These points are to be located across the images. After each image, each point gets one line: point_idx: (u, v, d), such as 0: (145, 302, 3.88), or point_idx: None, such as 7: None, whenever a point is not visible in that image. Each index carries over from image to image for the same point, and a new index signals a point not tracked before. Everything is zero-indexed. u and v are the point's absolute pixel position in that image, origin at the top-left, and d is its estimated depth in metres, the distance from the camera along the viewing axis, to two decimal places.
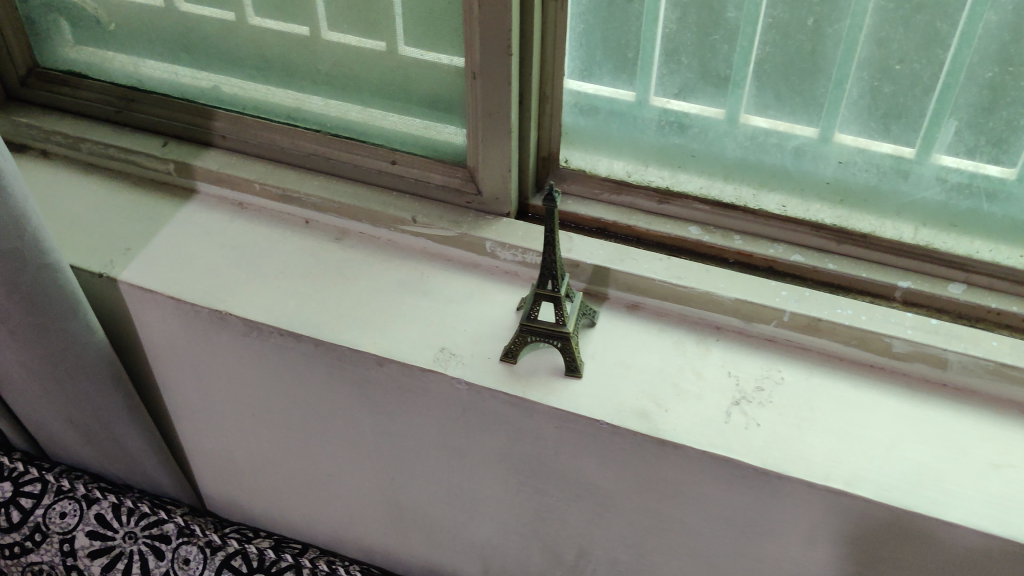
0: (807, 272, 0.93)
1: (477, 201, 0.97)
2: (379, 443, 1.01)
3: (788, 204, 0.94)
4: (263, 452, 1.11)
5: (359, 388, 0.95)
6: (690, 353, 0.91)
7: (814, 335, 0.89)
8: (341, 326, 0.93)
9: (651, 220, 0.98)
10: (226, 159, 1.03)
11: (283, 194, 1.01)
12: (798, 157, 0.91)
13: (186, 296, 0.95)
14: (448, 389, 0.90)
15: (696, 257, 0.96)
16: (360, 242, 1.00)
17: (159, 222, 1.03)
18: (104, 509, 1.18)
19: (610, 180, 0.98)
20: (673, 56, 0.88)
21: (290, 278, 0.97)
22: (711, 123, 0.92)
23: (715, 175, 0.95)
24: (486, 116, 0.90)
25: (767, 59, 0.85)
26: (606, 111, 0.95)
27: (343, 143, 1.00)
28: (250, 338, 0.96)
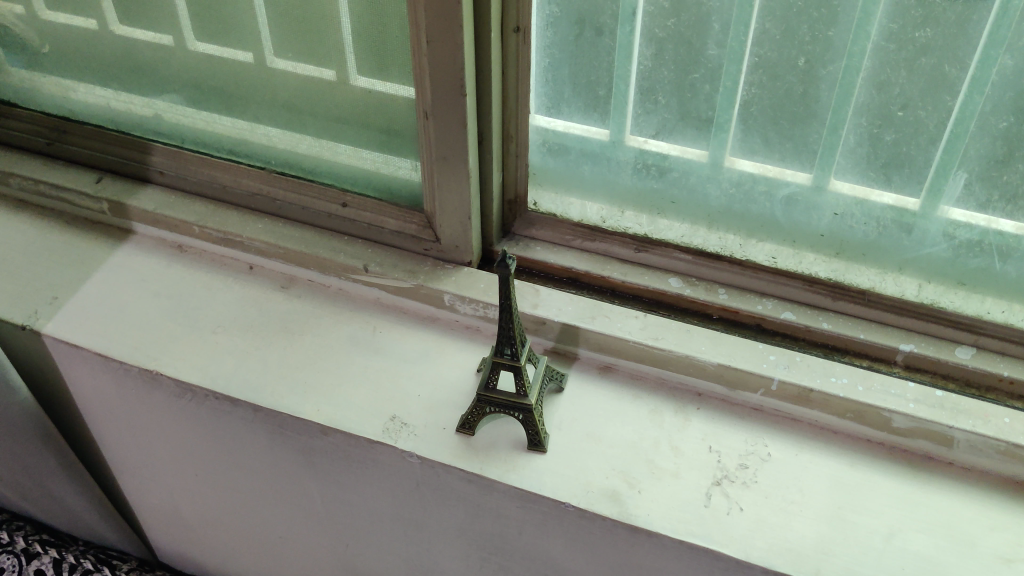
0: (799, 332, 0.84)
1: (435, 248, 0.88)
2: (331, 510, 0.93)
3: (778, 256, 0.85)
4: (211, 510, 1.03)
5: (304, 455, 0.87)
6: (667, 424, 0.82)
7: (805, 406, 0.80)
8: (283, 390, 0.84)
9: (628, 270, 0.89)
10: (164, 198, 0.95)
11: (226, 237, 0.92)
12: (789, 207, 0.81)
13: (114, 353, 0.87)
14: (399, 462, 0.81)
15: (676, 313, 0.87)
16: (308, 291, 0.91)
17: (90, 267, 0.94)
18: (44, 564, 1.09)
19: (583, 226, 0.89)
20: (649, 96, 0.79)
21: (230, 333, 0.88)
22: (692, 168, 0.82)
23: (698, 222, 0.86)
24: (441, 160, 0.81)
25: (753, 101, 0.75)
26: (577, 152, 0.86)
27: (290, 182, 0.91)
28: (184, 399, 0.87)
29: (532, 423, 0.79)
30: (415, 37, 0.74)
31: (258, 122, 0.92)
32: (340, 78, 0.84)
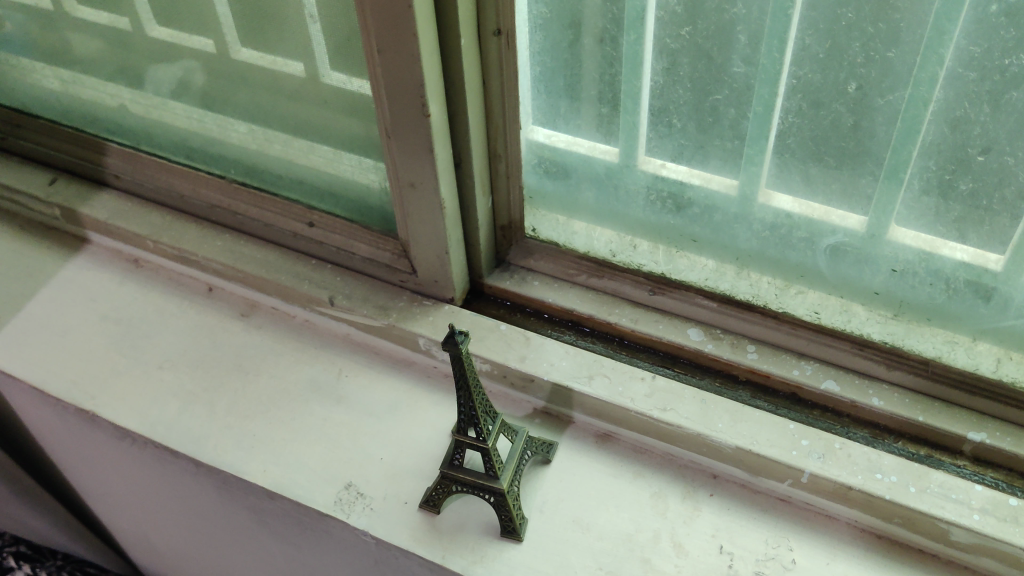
0: (842, 406, 0.69)
1: (412, 281, 0.75)
2: (294, 567, 0.82)
3: (821, 310, 0.69)
4: (179, 544, 0.94)
5: (255, 515, 0.76)
6: (671, 513, 0.67)
7: (842, 503, 0.65)
8: (228, 444, 0.73)
9: (639, 315, 0.74)
10: (119, 205, 0.84)
11: (182, 255, 0.81)
12: (836, 258, 0.66)
13: (50, 388, 0.77)
14: (353, 537, 0.70)
15: (695, 371, 0.73)
16: (271, 321, 0.80)
17: (37, 281, 0.84)
18: None
19: (589, 259, 0.75)
20: (662, 117, 0.64)
21: (177, 369, 0.77)
22: (717, 203, 0.67)
23: (726, 264, 0.71)
24: (409, 186, 0.67)
25: (791, 131, 0.60)
26: (580, 176, 0.71)
27: (252, 195, 0.79)
28: (126, 443, 0.77)
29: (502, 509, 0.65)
30: (366, 43, 0.60)
31: (227, 119, 0.78)
32: (312, 74, 0.69)
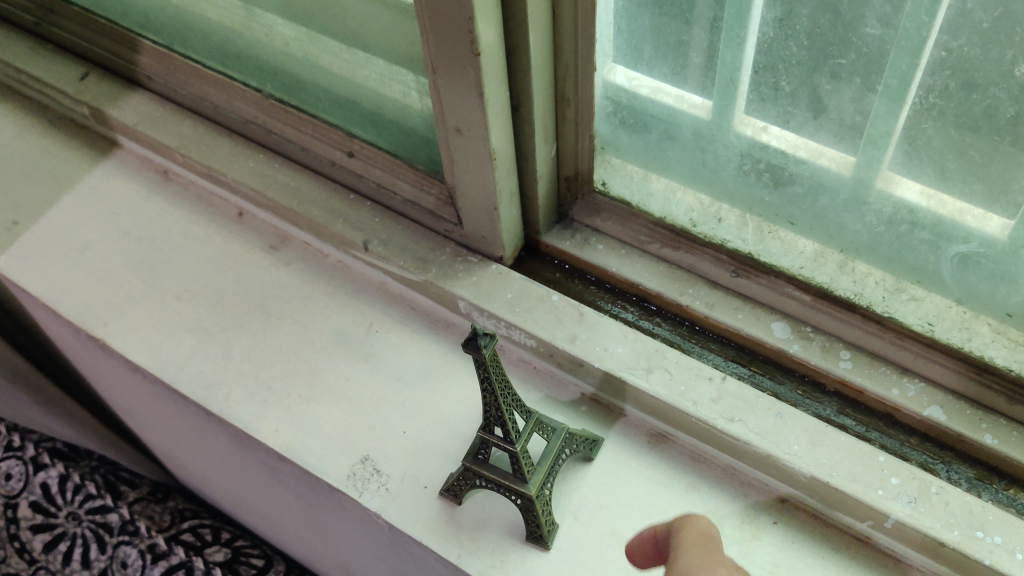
0: (945, 437, 0.57)
1: (457, 233, 0.66)
2: (312, 520, 0.76)
3: (936, 322, 0.57)
4: (205, 469, 0.89)
5: (269, 469, 0.69)
6: (725, 538, 0.58)
7: (931, 556, 0.55)
8: (240, 395, 0.66)
9: (715, 299, 0.63)
10: (149, 109, 0.75)
11: (212, 174, 0.73)
12: (965, 267, 0.53)
13: (61, 308, 0.70)
14: (365, 515, 0.63)
15: (774, 372, 0.62)
16: (301, 258, 0.71)
17: (62, 185, 0.77)
18: (51, 479, 1.00)
19: (664, 227, 0.64)
20: (767, 77, 0.51)
21: (196, 302, 0.70)
22: (825, 183, 0.55)
23: (827, 252, 0.59)
24: (455, 131, 0.57)
25: (930, 112, 0.47)
26: (661, 131, 0.59)
27: (288, 114, 0.69)
28: (138, 376, 0.71)
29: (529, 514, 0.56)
30: None
31: (263, 17, 0.65)
32: None
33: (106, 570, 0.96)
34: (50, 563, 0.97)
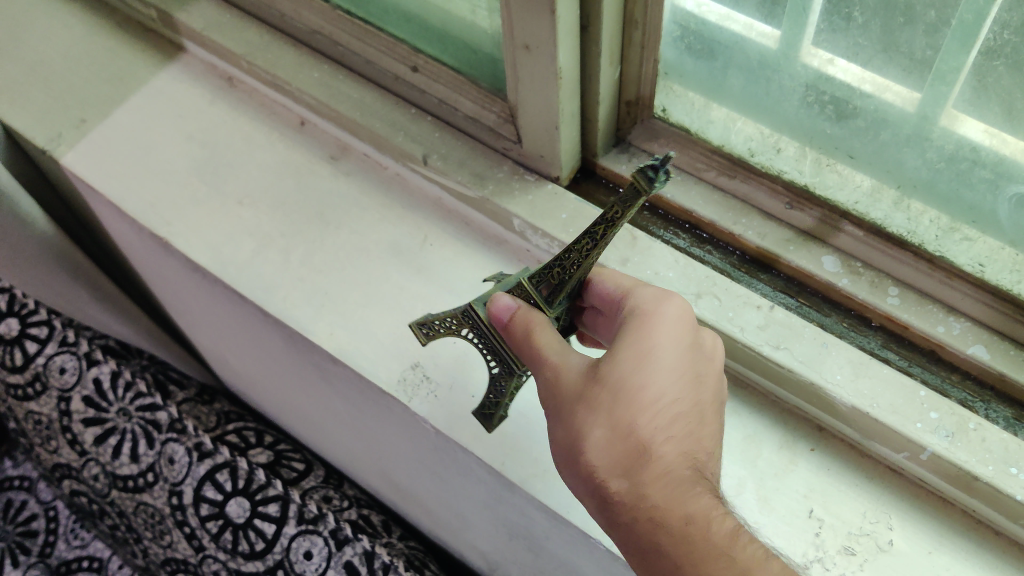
0: (987, 376, 0.58)
1: (516, 151, 0.67)
2: (358, 425, 0.79)
3: (988, 263, 0.57)
4: (253, 373, 0.92)
5: (320, 372, 0.72)
6: (762, 462, 0.60)
7: (963, 490, 0.56)
8: (297, 299, 0.68)
9: (768, 230, 0.64)
10: (216, 15, 0.76)
11: (276, 83, 0.74)
12: (1023, 208, 0.53)
13: (126, 207, 0.73)
14: (413, 420, 0.65)
15: (822, 304, 0.63)
16: (361, 169, 0.73)
17: (128, 87, 0.79)
18: (103, 374, 1.04)
19: (723, 155, 0.64)
20: (841, 7, 0.51)
21: (257, 206, 0.72)
22: (890, 118, 0.55)
23: (884, 189, 0.59)
24: (523, 48, 0.58)
25: (1003, 50, 0.47)
26: (727, 57, 0.60)
27: (353, 25, 0.69)
28: (198, 275, 0.73)
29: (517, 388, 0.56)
30: None
31: None
32: None
33: (154, 464, 1.01)
34: (102, 454, 1.04)
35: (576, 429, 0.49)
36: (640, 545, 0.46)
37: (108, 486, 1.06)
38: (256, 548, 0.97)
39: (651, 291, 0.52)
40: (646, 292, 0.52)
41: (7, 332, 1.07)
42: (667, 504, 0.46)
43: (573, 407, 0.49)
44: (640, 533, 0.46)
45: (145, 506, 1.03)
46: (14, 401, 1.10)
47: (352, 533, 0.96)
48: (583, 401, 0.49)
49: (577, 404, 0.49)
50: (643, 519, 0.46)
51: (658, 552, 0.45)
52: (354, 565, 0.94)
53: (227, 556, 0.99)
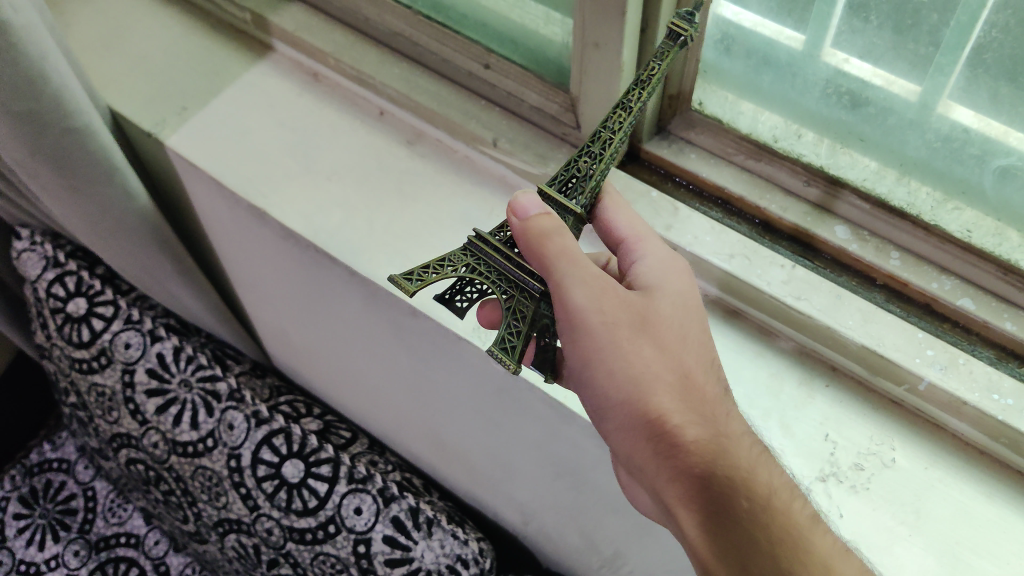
0: (973, 324, 0.70)
1: (574, 136, 0.78)
2: (419, 382, 0.89)
3: (974, 229, 0.69)
4: (315, 342, 1.02)
5: (394, 328, 0.82)
6: (784, 396, 0.71)
7: (953, 415, 0.68)
8: (381, 261, 0.78)
9: (789, 204, 0.76)
10: (306, 18, 0.87)
11: (360, 77, 0.85)
12: (1003, 180, 0.66)
13: (226, 181, 0.83)
14: (484, 364, 0.75)
15: (834, 266, 0.75)
16: (434, 152, 0.84)
17: (223, 80, 0.90)
18: (166, 350, 1.13)
19: (751, 142, 0.76)
20: (860, 12, 0.64)
21: (343, 183, 0.83)
22: (895, 107, 0.67)
23: (888, 168, 0.71)
24: (592, 46, 0.69)
25: (990, 46, 0.59)
26: (760, 57, 0.72)
27: (433, 28, 0.81)
28: (288, 244, 0.83)
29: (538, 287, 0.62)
30: None
31: None
32: None
33: (214, 431, 1.11)
34: (162, 423, 1.14)
35: (645, 366, 0.59)
36: (710, 480, 0.56)
37: (167, 452, 1.15)
38: (309, 506, 1.06)
39: (661, 247, 0.66)
40: (658, 247, 0.66)
41: (75, 311, 1.16)
42: (737, 453, 0.57)
43: (634, 342, 0.59)
44: (713, 470, 0.56)
45: (203, 470, 1.12)
46: (78, 375, 1.19)
47: (398, 491, 1.05)
48: (641, 339, 0.59)
49: (640, 341, 0.59)
50: (717, 459, 0.56)
51: (718, 474, 0.56)
52: (401, 520, 1.03)
53: (281, 514, 1.08)
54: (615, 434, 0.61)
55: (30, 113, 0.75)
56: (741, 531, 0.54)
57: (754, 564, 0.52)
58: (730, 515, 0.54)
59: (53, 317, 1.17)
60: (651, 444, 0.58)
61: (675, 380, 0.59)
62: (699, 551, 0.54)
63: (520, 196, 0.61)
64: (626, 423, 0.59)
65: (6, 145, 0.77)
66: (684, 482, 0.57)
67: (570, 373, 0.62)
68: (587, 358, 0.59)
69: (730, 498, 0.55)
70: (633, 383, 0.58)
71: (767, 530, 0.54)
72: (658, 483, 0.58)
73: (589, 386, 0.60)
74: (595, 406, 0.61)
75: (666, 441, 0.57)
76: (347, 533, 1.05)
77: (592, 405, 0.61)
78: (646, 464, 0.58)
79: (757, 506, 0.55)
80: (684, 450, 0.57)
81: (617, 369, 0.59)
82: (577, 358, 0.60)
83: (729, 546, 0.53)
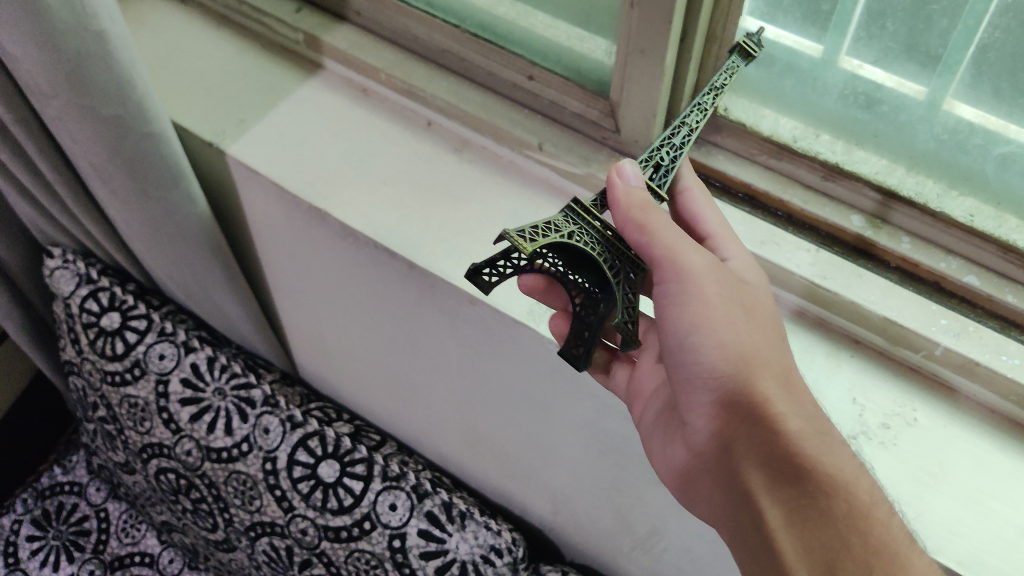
0: (979, 298, 0.78)
1: (614, 138, 0.85)
2: (465, 372, 0.96)
3: (977, 214, 0.78)
4: (353, 344, 1.08)
5: (448, 318, 0.89)
6: (815, 365, 0.79)
7: (967, 377, 0.76)
8: (438, 253, 0.85)
9: (809, 197, 0.84)
10: (357, 38, 0.95)
11: (410, 90, 0.93)
12: (1003, 166, 0.75)
13: (287, 184, 0.89)
14: (539, 345, 0.82)
15: (851, 251, 0.83)
16: (480, 157, 0.92)
17: (278, 95, 0.97)
18: (200, 360, 1.18)
19: (773, 142, 0.84)
20: (876, 19, 0.73)
21: (398, 185, 0.90)
22: (905, 104, 0.76)
23: (898, 162, 0.80)
24: (637, 53, 0.77)
25: (993, 45, 0.69)
26: (783, 64, 0.81)
27: (479, 44, 0.89)
28: (346, 242, 0.90)
29: (621, 248, 0.68)
30: None
31: None
32: None
33: (248, 435, 1.15)
34: (196, 430, 1.18)
35: (754, 349, 0.66)
36: (806, 476, 0.60)
37: (200, 459, 1.19)
38: (345, 504, 1.11)
39: (743, 252, 0.75)
40: (740, 251, 0.75)
41: (108, 325, 1.19)
42: (832, 456, 0.61)
43: (744, 325, 0.66)
44: (809, 461, 0.60)
45: (237, 475, 1.17)
46: (110, 387, 1.22)
47: (430, 488, 1.11)
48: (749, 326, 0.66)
49: (749, 326, 0.66)
50: (816, 457, 0.61)
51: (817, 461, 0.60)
52: (435, 514, 1.09)
53: (316, 513, 1.12)
54: (708, 406, 0.67)
55: (115, 117, 0.81)
56: (828, 531, 0.58)
57: (840, 566, 0.56)
58: (820, 515, 0.58)
59: (86, 331, 1.20)
60: (750, 422, 0.64)
61: (777, 372, 0.66)
62: (779, 539, 0.59)
63: (621, 163, 0.67)
64: (727, 395, 0.65)
65: (89, 147, 0.84)
66: (777, 467, 0.61)
67: (668, 342, 0.68)
68: (700, 326, 0.65)
69: (823, 502, 0.59)
70: (740, 359, 0.65)
71: (854, 538, 0.57)
72: (746, 462, 0.63)
73: (693, 355, 0.66)
74: (692, 375, 0.67)
75: (768, 423, 0.63)
76: (382, 529, 1.09)
77: (688, 374, 0.67)
78: (737, 439, 0.64)
79: (852, 514, 0.58)
80: (786, 437, 0.62)
81: (731, 344, 0.65)
82: (685, 323, 0.66)
83: (813, 543, 0.58)
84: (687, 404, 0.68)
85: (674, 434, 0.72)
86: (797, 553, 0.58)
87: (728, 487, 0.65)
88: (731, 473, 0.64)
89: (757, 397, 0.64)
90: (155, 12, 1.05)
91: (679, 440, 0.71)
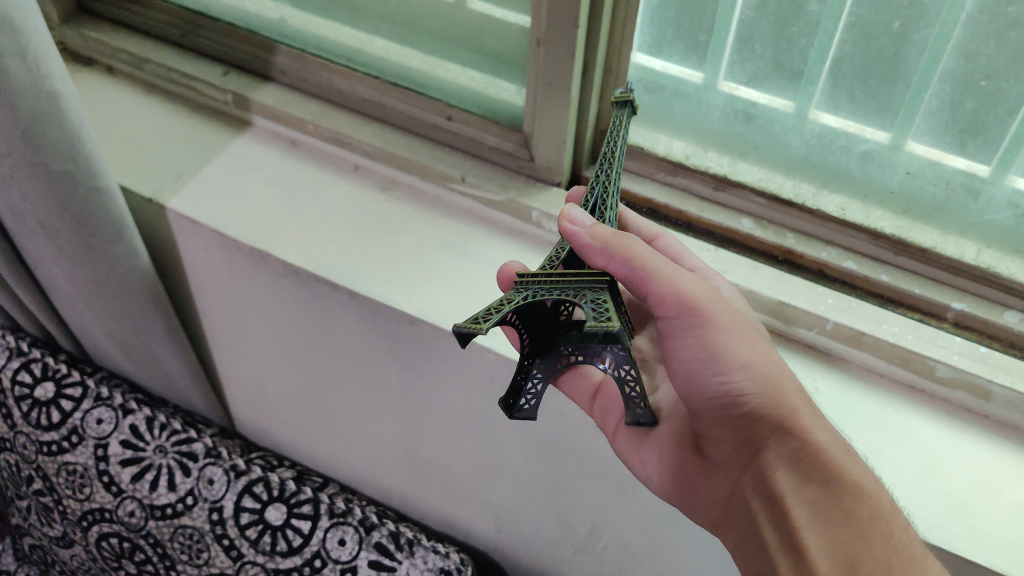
0: (857, 281, 0.89)
1: (529, 167, 0.95)
2: (407, 396, 1.02)
3: (847, 208, 0.90)
4: (292, 385, 1.13)
5: (388, 342, 0.95)
6: None
7: (856, 347, 0.87)
8: (376, 281, 0.91)
9: (704, 206, 0.95)
10: (283, 95, 1.03)
11: (337, 137, 1.00)
12: (865, 162, 0.87)
13: (227, 229, 0.95)
14: (478, 356, 0.89)
15: (745, 250, 0.94)
16: (407, 194, 1.00)
17: (211, 151, 1.03)
18: (138, 421, 1.20)
19: (668, 161, 0.95)
20: (746, 45, 0.85)
21: (333, 224, 0.97)
22: (779, 117, 0.88)
23: (776, 169, 0.92)
24: (546, 85, 0.87)
25: (845, 59, 0.81)
26: (671, 91, 0.92)
27: (400, 92, 0.98)
28: (286, 279, 0.95)
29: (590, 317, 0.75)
30: None
31: (397, 21, 0.96)
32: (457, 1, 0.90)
33: (193, 489, 1.17)
34: (138, 490, 1.19)
35: (775, 370, 0.71)
36: (834, 480, 0.63)
37: (144, 518, 1.20)
38: (294, 545, 1.14)
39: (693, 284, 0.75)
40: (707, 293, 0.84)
41: (42, 396, 1.21)
42: (859, 468, 0.65)
43: (757, 350, 0.72)
44: (839, 471, 0.64)
45: (183, 529, 1.19)
46: (45, 458, 1.22)
47: (377, 521, 1.15)
48: (758, 349, 0.72)
49: (759, 348, 0.72)
50: (844, 465, 0.64)
51: (843, 468, 0.64)
52: (384, 544, 1.13)
53: (266, 558, 1.15)
54: (730, 421, 0.71)
55: (63, 172, 0.86)
56: (849, 529, 0.61)
57: (860, 561, 0.59)
58: (844, 518, 0.61)
59: (19, 403, 1.21)
60: (779, 433, 0.68)
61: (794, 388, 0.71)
62: (804, 536, 0.62)
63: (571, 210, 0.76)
64: (753, 407, 0.70)
65: (38, 203, 0.88)
66: (809, 471, 0.65)
67: (686, 368, 0.74)
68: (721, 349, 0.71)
69: (847, 501, 0.62)
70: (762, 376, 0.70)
71: (874, 533, 0.60)
72: (778, 464, 0.67)
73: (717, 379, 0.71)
74: (714, 397, 0.72)
75: (797, 439, 0.67)
76: (333, 565, 1.12)
77: (709, 397, 0.72)
78: (768, 446, 0.68)
79: (874, 518, 0.61)
80: (816, 446, 0.66)
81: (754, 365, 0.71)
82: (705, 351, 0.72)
83: (836, 537, 0.61)
84: (708, 421, 0.74)
85: (689, 443, 0.78)
86: (821, 551, 0.60)
87: (753, 491, 0.68)
88: (759, 481, 0.68)
89: (783, 410, 0.69)
90: (87, 84, 1.11)
91: (694, 452, 0.77)
